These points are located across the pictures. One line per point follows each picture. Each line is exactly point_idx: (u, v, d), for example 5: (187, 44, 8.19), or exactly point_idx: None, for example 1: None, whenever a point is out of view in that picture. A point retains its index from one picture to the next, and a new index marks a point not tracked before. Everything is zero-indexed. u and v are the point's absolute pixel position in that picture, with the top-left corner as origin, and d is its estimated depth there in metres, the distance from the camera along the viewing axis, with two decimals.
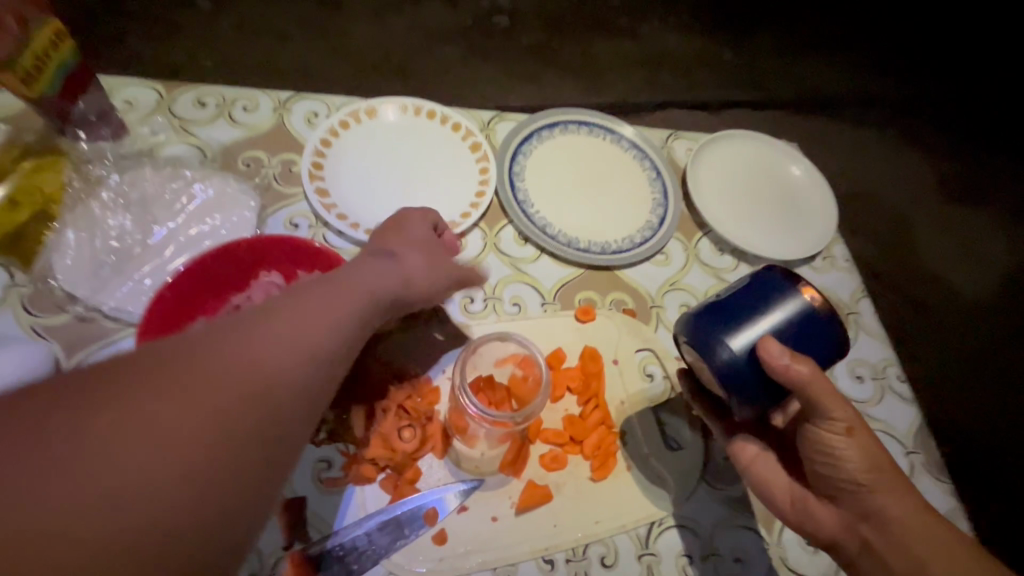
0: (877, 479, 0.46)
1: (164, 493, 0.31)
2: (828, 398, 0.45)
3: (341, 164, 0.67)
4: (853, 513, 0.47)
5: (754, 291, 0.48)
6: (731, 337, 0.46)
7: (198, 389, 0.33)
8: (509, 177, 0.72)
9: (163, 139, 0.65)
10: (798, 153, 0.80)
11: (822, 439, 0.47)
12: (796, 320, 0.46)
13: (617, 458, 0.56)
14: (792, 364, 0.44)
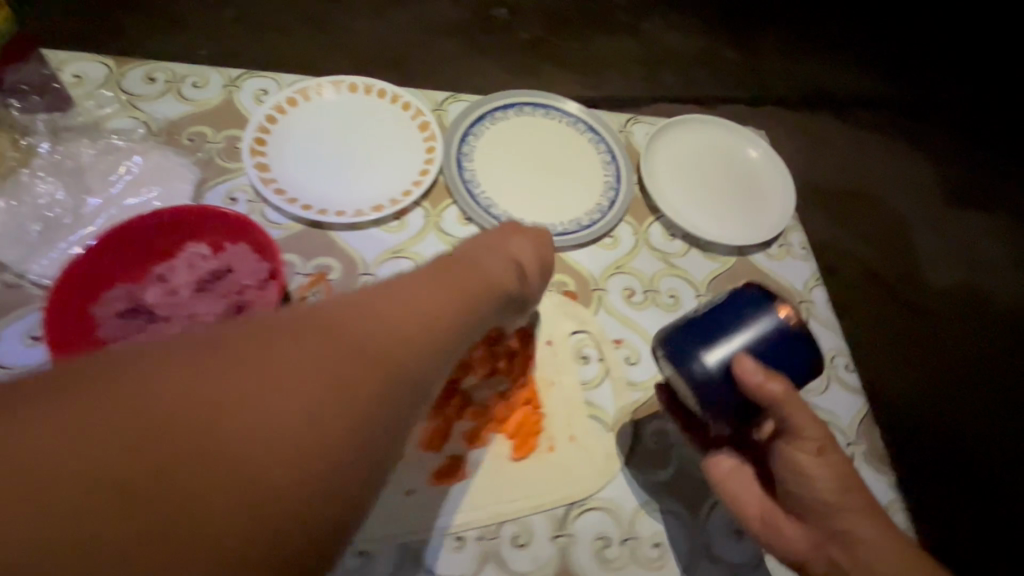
0: (848, 499, 0.44)
1: (240, 468, 0.25)
2: (799, 416, 0.45)
3: (284, 140, 0.67)
4: (822, 532, 0.45)
5: (728, 308, 0.48)
6: (704, 355, 0.46)
7: (278, 377, 0.28)
8: (455, 157, 0.71)
9: (109, 112, 0.66)
10: (757, 138, 0.79)
11: (791, 456, 0.47)
12: (770, 339, 0.46)
13: (540, 438, 0.55)
14: (767, 383, 0.44)
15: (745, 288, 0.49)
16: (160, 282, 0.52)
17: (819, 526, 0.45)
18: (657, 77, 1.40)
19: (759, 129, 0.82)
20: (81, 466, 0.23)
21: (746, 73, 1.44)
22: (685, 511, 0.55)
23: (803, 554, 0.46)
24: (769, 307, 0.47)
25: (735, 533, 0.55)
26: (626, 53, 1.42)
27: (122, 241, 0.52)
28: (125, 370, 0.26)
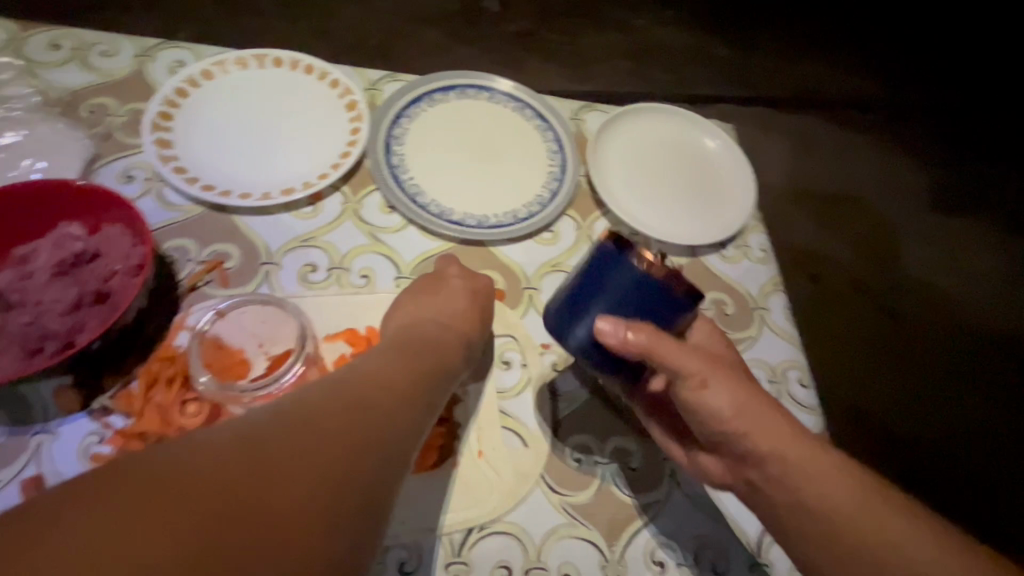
0: (745, 425, 0.41)
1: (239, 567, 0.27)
2: (678, 356, 0.40)
3: (194, 115, 0.62)
4: (732, 459, 0.43)
5: (590, 270, 0.42)
6: (577, 327, 0.43)
7: (294, 435, 0.32)
8: (384, 139, 0.65)
9: (4, 79, 0.61)
10: (717, 128, 0.73)
11: (681, 397, 0.43)
12: (628, 294, 0.40)
13: (442, 456, 0.49)
14: (629, 337, 0.40)
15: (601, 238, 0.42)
16: (19, 264, 0.47)
17: (730, 457, 0.43)
18: (651, 72, 1.32)
19: (722, 121, 0.76)
20: (152, 553, 0.25)
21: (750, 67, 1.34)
22: (603, 538, 0.49)
23: (727, 481, 0.45)
24: (618, 257, 0.40)
25: (658, 565, 0.49)
26: (624, 47, 1.33)
27: (19, 234, 0.48)
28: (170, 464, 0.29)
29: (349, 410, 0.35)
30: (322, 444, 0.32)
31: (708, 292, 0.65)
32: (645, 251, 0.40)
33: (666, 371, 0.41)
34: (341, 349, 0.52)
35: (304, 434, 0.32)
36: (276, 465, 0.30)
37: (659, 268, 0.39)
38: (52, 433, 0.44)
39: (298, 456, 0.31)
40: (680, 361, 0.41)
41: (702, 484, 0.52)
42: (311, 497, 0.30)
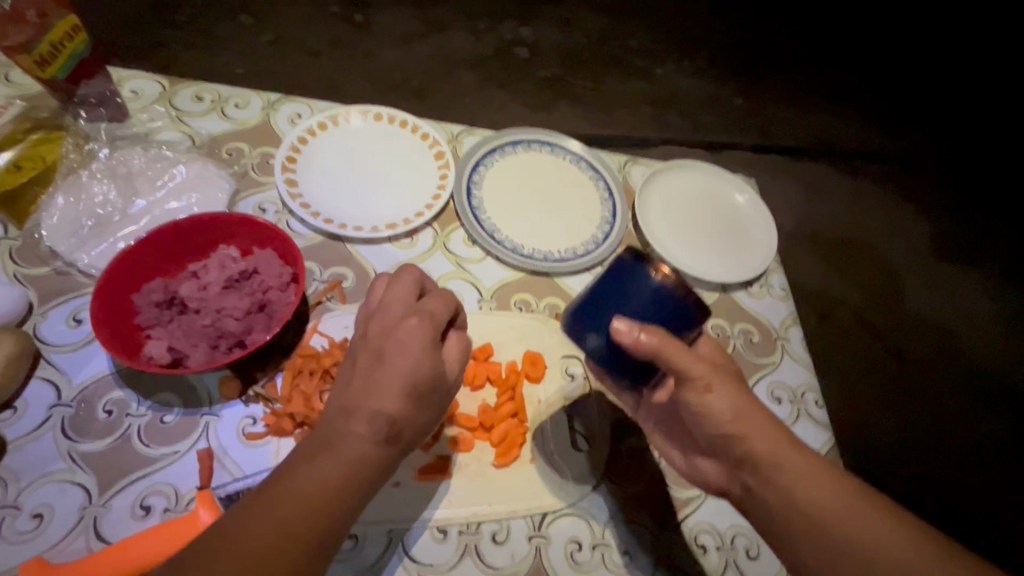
0: (741, 427, 0.50)
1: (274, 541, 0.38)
2: (683, 358, 0.47)
3: (314, 160, 0.75)
4: (730, 462, 0.52)
5: (613, 278, 0.49)
6: (596, 329, 0.49)
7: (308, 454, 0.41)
8: (466, 184, 0.78)
9: (159, 126, 0.73)
10: (744, 185, 0.86)
11: (690, 399, 0.51)
12: (648, 302, 0.47)
13: (522, 450, 0.60)
14: (642, 338, 0.46)
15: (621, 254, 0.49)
16: (193, 278, 0.58)
17: (729, 457, 0.52)
18: (668, 120, 1.23)
19: (748, 178, 0.89)
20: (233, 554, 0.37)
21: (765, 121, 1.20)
22: (655, 523, 0.59)
23: (721, 482, 0.54)
24: (633, 268, 0.48)
25: (700, 547, 0.59)
26: (648, 92, 1.21)
27: (171, 257, 0.59)
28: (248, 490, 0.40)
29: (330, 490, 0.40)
30: (327, 516, 0.40)
31: (737, 323, 0.76)
32: (661, 264, 0.47)
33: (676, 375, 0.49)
34: None
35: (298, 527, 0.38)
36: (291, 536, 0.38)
37: (675, 280, 0.46)
38: (216, 415, 0.55)
39: (313, 468, 0.40)
40: (690, 366, 0.48)
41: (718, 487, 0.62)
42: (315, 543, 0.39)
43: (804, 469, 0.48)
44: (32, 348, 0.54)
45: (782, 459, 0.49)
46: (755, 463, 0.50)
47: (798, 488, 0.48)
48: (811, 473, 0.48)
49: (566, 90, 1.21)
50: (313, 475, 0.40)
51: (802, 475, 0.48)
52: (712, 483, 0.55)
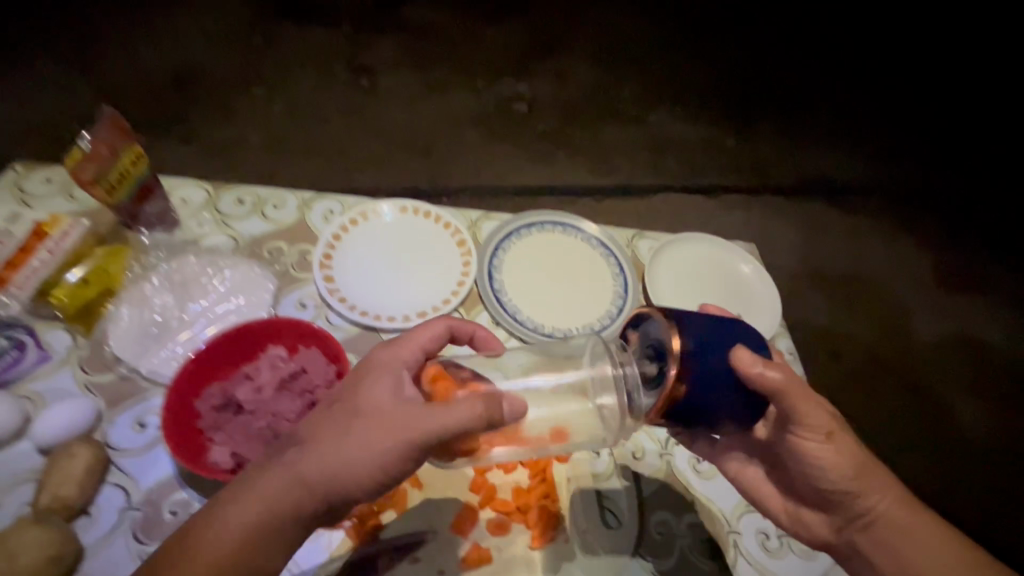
0: (860, 483, 0.55)
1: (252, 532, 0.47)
2: (799, 394, 0.53)
3: (347, 255, 0.81)
4: (844, 518, 0.57)
5: (701, 381, 0.49)
6: (740, 405, 0.51)
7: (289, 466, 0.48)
8: (487, 269, 0.84)
9: (206, 231, 0.80)
10: (747, 255, 0.92)
11: (809, 451, 0.56)
12: (711, 352, 0.49)
13: (556, 530, 0.63)
14: (768, 374, 0.50)
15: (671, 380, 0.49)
16: (247, 380, 0.63)
17: (846, 514, 0.57)
18: (654, 160, 1.79)
19: (748, 247, 0.95)
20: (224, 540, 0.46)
21: (700, 147, 1.86)
22: None
23: (826, 537, 0.60)
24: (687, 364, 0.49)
25: None
26: (636, 143, 1.81)
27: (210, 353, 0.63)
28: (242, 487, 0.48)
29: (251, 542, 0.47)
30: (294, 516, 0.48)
31: None
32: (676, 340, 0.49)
33: (796, 422, 0.55)
34: None
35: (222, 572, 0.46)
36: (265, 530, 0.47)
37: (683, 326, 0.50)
38: None
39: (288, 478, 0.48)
40: (814, 416, 0.54)
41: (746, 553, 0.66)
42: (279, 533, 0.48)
43: (914, 528, 0.55)
44: (105, 457, 0.59)
45: (902, 518, 0.55)
46: (872, 520, 0.56)
47: (904, 547, 0.55)
48: (921, 533, 0.55)
49: (573, 144, 1.77)
50: (231, 529, 0.47)
51: (913, 535, 0.55)
52: (818, 538, 0.60)
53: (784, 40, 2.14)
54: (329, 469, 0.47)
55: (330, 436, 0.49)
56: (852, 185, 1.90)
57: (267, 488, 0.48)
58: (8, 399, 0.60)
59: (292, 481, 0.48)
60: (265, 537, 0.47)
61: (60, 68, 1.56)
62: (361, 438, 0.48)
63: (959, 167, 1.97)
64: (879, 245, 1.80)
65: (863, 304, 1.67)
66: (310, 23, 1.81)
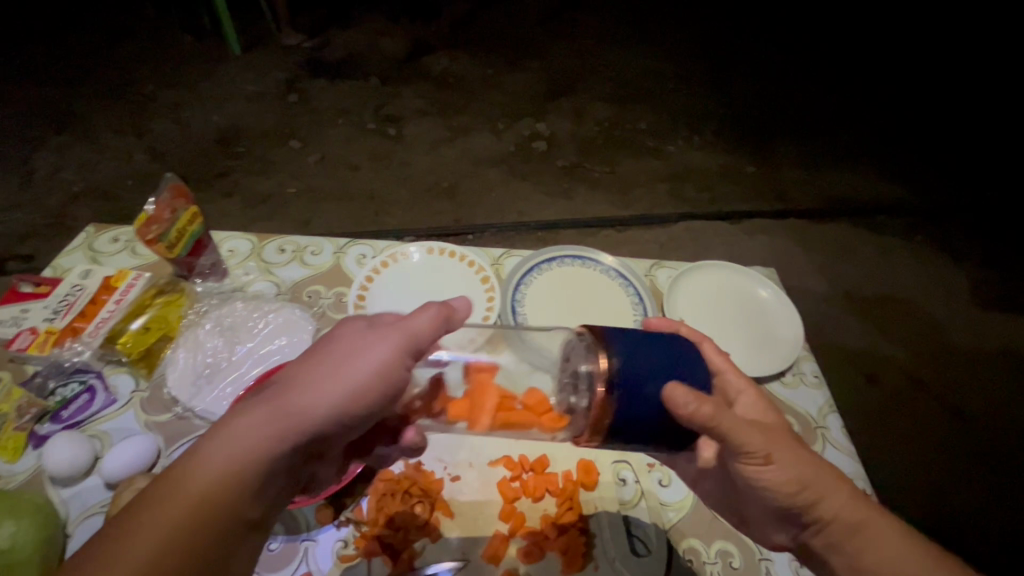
0: (809, 494, 0.52)
1: (226, 485, 0.43)
2: (732, 422, 0.49)
3: (380, 295, 0.87)
4: (794, 526, 0.55)
5: (624, 425, 0.47)
6: (669, 439, 0.49)
7: (269, 413, 0.46)
8: (511, 302, 0.88)
9: (252, 279, 0.88)
10: (765, 280, 0.94)
11: (752, 473, 0.53)
12: (634, 389, 0.46)
13: (587, 558, 0.64)
14: (699, 406, 0.46)
15: (595, 411, 0.47)
16: None
17: (799, 521, 0.54)
18: (672, 189, 1.83)
19: (766, 272, 0.97)
20: (190, 494, 0.42)
21: (718, 173, 1.89)
22: None
23: (785, 543, 0.58)
24: (615, 391, 0.46)
25: None
26: (654, 174, 1.86)
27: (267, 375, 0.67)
28: (210, 437, 0.45)
29: (237, 478, 0.44)
30: (266, 463, 0.45)
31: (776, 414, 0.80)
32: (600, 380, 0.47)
33: (733, 450, 0.52)
34: (501, 473, 0.70)
35: (207, 512, 0.42)
36: (233, 479, 0.44)
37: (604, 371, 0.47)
38: (314, 539, 0.64)
39: (267, 424, 0.46)
40: (748, 439, 0.51)
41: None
42: (249, 486, 0.44)
43: (864, 525, 0.52)
44: None
45: (854, 516, 0.52)
46: (824, 525, 0.53)
47: (861, 549, 0.51)
48: (870, 526, 0.52)
49: (592, 179, 1.82)
50: (214, 469, 0.43)
51: (866, 532, 0.52)
52: (776, 545, 0.59)
53: (791, 74, 2.23)
54: (320, 394, 0.48)
55: (314, 376, 0.49)
56: (876, 202, 1.88)
57: (256, 419, 0.46)
58: (79, 438, 0.66)
59: (281, 410, 0.47)
60: (249, 479, 0.44)
61: (120, 135, 1.73)
62: (351, 361, 0.51)
63: (980, 188, 1.97)
64: (911, 262, 1.76)
65: (897, 323, 1.63)
66: (342, 82, 1.97)
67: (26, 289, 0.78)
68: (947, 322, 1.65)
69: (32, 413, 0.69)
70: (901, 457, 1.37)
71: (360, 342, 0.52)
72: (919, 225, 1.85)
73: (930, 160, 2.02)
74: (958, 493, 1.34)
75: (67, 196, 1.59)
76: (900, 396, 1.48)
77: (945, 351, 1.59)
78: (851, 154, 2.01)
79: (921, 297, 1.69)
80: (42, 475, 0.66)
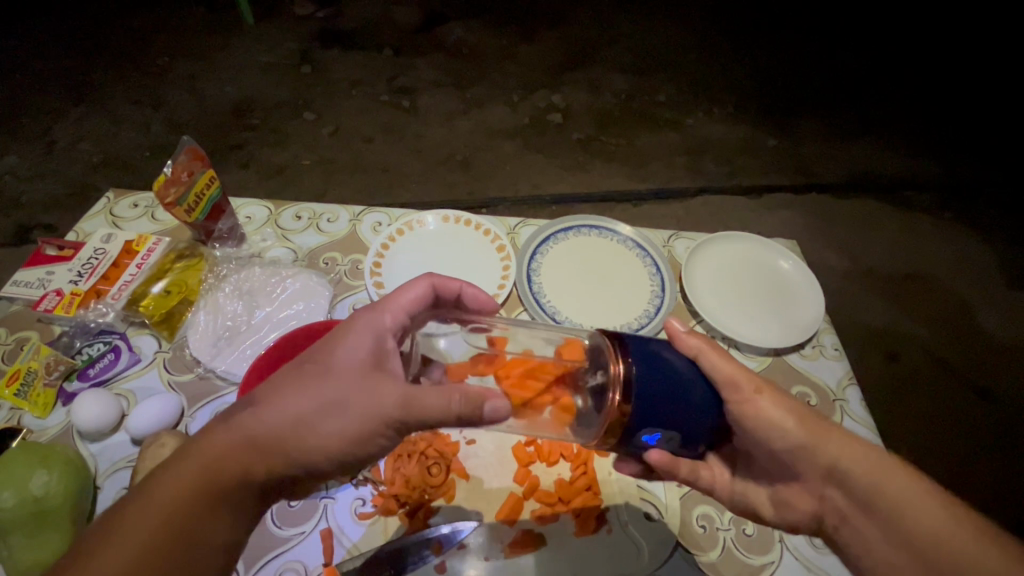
0: (806, 433, 0.54)
1: (187, 503, 0.44)
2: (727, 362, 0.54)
3: (396, 262, 0.87)
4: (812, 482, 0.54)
5: (643, 416, 0.46)
6: (678, 439, 0.49)
7: (246, 439, 0.47)
8: (526, 272, 0.87)
9: (269, 244, 0.88)
10: (787, 251, 0.92)
11: (754, 413, 0.54)
12: (645, 371, 0.47)
13: (599, 521, 0.65)
14: (688, 331, 0.56)
15: (614, 403, 0.47)
16: None
17: (807, 471, 0.55)
18: (691, 163, 1.79)
19: (788, 243, 0.95)
20: (162, 503, 0.44)
21: (738, 146, 1.84)
22: None
23: (811, 509, 0.55)
24: (630, 403, 0.46)
25: None
26: (672, 147, 1.82)
27: (278, 356, 0.68)
28: (191, 449, 0.47)
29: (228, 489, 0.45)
30: (233, 487, 0.46)
31: (795, 386, 0.79)
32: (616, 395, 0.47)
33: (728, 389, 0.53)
34: (517, 437, 0.71)
35: (189, 520, 0.44)
36: (198, 500, 0.45)
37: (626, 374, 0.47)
38: (333, 497, 0.65)
39: (246, 456, 0.46)
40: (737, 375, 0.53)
41: (793, 554, 0.66)
42: (217, 507, 0.45)
43: (874, 468, 0.52)
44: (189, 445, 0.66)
45: (859, 461, 0.52)
46: (835, 474, 0.53)
47: (878, 497, 0.51)
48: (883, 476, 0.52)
49: (609, 152, 1.79)
50: (182, 478, 0.45)
51: (879, 477, 0.52)
52: (805, 518, 0.56)
53: (818, 45, 2.14)
54: (306, 423, 0.48)
55: (300, 404, 0.48)
56: (902, 177, 1.82)
57: (238, 432, 0.47)
58: (106, 395, 0.68)
59: (264, 429, 0.47)
60: (215, 498, 0.45)
61: (136, 106, 1.73)
62: (351, 386, 0.49)
63: (1014, 162, 1.89)
64: (938, 239, 1.71)
65: (921, 301, 1.59)
66: (356, 52, 1.94)
67: (52, 252, 0.80)
68: (972, 300, 1.61)
69: (60, 370, 0.71)
70: (917, 436, 1.35)
71: (358, 387, 0.49)
72: (948, 200, 1.79)
73: (962, 134, 1.94)
74: (976, 472, 1.32)
75: (87, 166, 1.61)
76: (920, 375, 1.45)
77: (969, 329, 1.56)
78: (878, 128, 1.94)
79: (947, 275, 1.65)
80: (71, 430, 0.68)
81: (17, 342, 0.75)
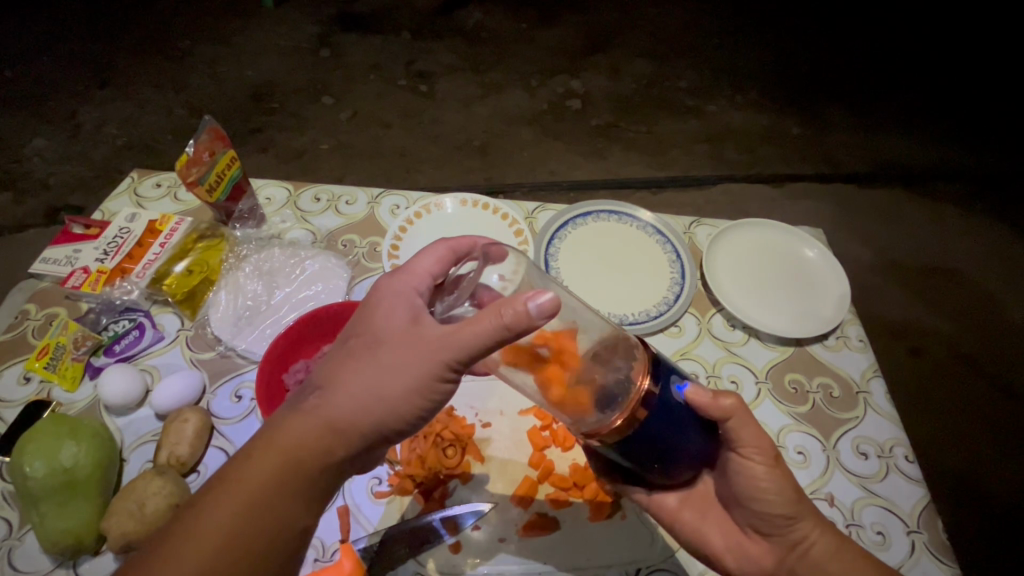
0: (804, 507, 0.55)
1: (265, 492, 0.46)
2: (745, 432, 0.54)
3: (413, 245, 0.87)
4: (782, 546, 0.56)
5: (656, 429, 0.47)
6: (674, 463, 0.51)
7: (312, 425, 0.47)
8: (544, 258, 0.86)
9: (288, 226, 0.89)
10: (813, 240, 0.90)
11: (749, 470, 0.55)
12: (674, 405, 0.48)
13: (614, 506, 0.65)
14: (720, 399, 0.52)
15: (635, 412, 0.46)
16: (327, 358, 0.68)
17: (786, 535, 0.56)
18: (711, 150, 1.75)
19: (814, 231, 0.93)
20: (236, 495, 0.45)
21: (761, 134, 1.79)
22: None
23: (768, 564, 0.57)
24: (646, 412, 0.46)
25: None
26: (692, 135, 1.78)
27: (269, 395, 0.65)
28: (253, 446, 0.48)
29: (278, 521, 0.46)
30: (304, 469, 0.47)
31: (816, 377, 0.78)
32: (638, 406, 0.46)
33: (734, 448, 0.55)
34: (532, 421, 0.71)
35: (269, 504, 0.45)
36: (271, 487, 0.46)
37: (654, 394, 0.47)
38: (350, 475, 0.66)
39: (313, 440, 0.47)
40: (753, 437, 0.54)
41: None
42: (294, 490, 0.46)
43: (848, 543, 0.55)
44: (210, 421, 0.67)
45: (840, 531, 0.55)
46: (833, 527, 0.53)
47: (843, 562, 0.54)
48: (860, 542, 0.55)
49: (628, 139, 1.76)
50: (252, 473, 0.46)
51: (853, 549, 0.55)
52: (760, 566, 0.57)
53: (848, 30, 2.07)
54: (365, 400, 0.47)
55: (357, 382, 0.48)
56: (931, 167, 1.76)
57: (307, 419, 0.47)
58: (132, 371, 0.70)
59: (329, 411, 0.47)
60: (293, 483, 0.46)
61: (158, 90, 1.75)
62: (393, 360, 0.47)
63: None
64: (968, 232, 1.65)
65: (949, 295, 1.54)
66: (374, 36, 1.92)
67: (78, 231, 0.81)
68: (1003, 295, 1.56)
69: (87, 345, 0.73)
70: (939, 433, 1.32)
71: (400, 357, 0.47)
72: (980, 191, 1.73)
73: (997, 123, 1.87)
74: (1001, 470, 1.28)
75: (112, 149, 1.63)
76: (945, 370, 1.41)
77: (1000, 325, 1.50)
78: (909, 116, 1.87)
79: (978, 269, 1.59)
80: (97, 404, 0.70)
81: (46, 318, 0.77)
